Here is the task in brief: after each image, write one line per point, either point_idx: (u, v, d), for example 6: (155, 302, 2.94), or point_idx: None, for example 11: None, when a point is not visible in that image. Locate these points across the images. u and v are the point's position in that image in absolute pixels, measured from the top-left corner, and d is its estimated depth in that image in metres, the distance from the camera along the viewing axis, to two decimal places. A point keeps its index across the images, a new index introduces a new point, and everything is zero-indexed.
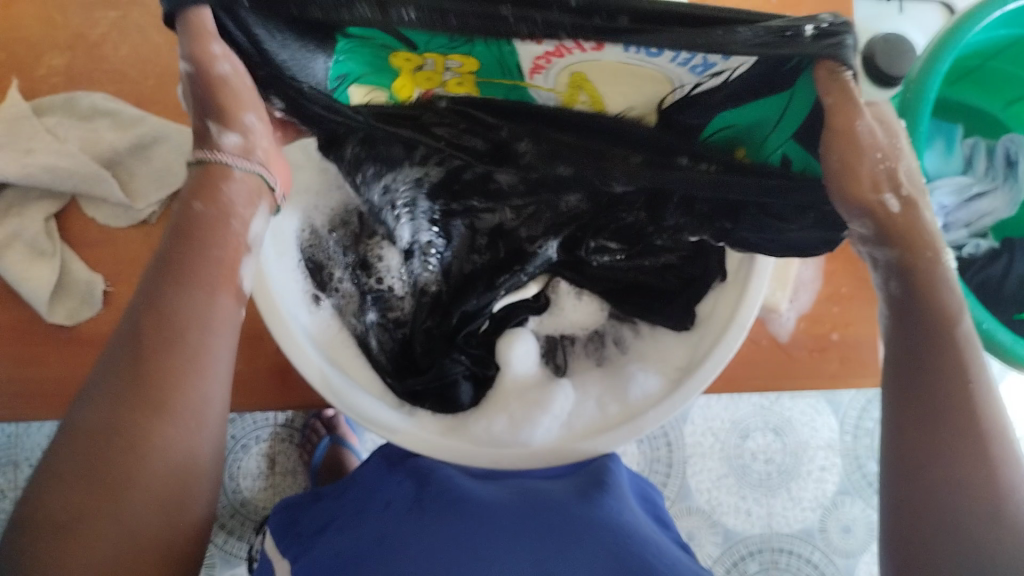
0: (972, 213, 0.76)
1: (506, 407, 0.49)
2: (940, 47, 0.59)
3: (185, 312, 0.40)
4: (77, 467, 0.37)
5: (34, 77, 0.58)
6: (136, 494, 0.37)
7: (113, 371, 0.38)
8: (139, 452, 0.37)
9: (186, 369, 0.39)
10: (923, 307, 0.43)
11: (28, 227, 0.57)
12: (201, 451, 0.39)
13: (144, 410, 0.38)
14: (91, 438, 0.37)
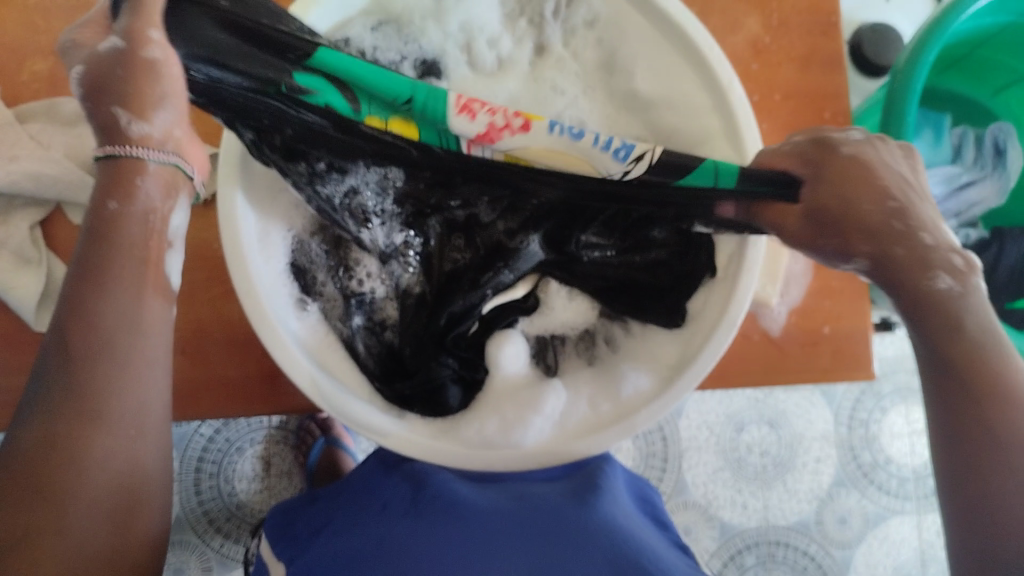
0: (962, 202, 0.76)
1: (497, 408, 0.49)
2: (928, 35, 0.59)
3: (111, 317, 0.40)
4: (19, 487, 0.37)
5: (16, 83, 0.57)
6: (79, 507, 0.37)
7: (43, 384, 0.39)
8: (77, 466, 0.38)
9: (120, 375, 0.40)
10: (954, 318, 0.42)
11: (14, 235, 0.55)
12: (146, 460, 0.40)
13: (83, 418, 0.38)
14: (34, 449, 0.38)
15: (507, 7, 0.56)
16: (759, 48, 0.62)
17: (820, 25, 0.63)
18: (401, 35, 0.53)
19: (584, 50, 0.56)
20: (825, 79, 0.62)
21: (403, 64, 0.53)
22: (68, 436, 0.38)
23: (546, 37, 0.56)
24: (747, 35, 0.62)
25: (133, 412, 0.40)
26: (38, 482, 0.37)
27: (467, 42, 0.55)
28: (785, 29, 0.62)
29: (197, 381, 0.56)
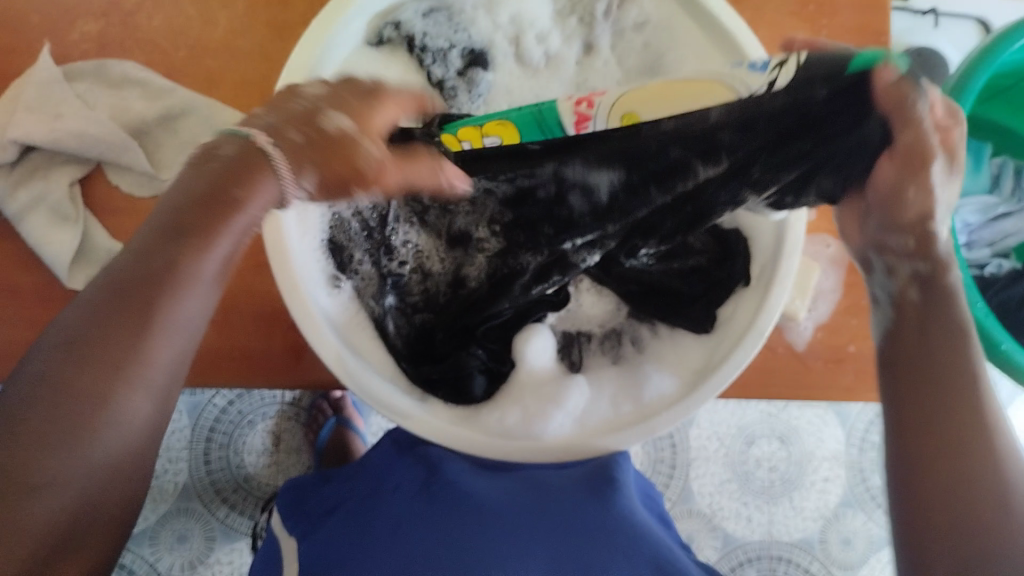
0: (995, 232, 0.76)
1: (518, 400, 0.50)
2: (976, 62, 0.58)
3: (173, 287, 0.38)
4: (46, 430, 0.35)
5: (66, 41, 0.57)
6: (99, 464, 0.36)
7: (95, 331, 0.36)
8: (112, 423, 0.36)
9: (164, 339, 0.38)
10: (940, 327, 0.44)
11: (52, 191, 0.56)
12: (154, 428, 0.39)
13: (115, 370, 0.36)
14: (52, 391, 0.35)
15: (559, 5, 0.56)
16: None
17: (868, 43, 0.62)
18: (451, 22, 0.54)
19: (628, 55, 0.57)
20: None
21: (450, 52, 0.54)
22: (95, 389, 0.36)
23: (595, 36, 0.57)
24: None
25: (161, 374, 0.38)
26: (45, 429, 0.35)
27: (516, 35, 0.55)
28: (832, 45, 0.62)
29: (222, 349, 0.56)
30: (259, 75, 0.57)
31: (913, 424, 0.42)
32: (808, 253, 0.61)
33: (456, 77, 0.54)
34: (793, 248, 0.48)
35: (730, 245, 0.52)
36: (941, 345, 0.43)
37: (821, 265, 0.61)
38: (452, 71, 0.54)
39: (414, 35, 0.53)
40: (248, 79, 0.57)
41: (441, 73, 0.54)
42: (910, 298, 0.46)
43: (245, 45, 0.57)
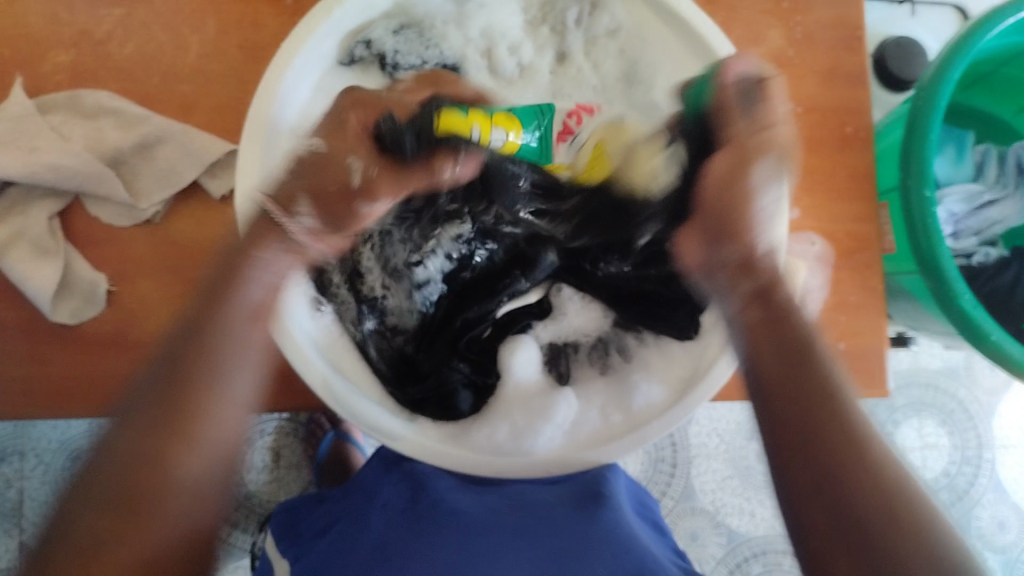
0: (982, 220, 0.74)
1: (507, 415, 0.49)
2: (954, 51, 0.58)
3: (224, 351, 0.41)
4: (110, 495, 0.37)
5: (40, 74, 0.57)
6: (157, 520, 0.38)
7: (148, 400, 0.39)
8: (167, 481, 0.38)
9: (215, 396, 0.40)
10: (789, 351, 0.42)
11: (32, 225, 0.56)
12: (218, 479, 0.41)
13: (174, 431, 0.39)
14: (119, 464, 0.38)
15: (530, 14, 0.57)
16: (783, 60, 0.62)
17: (844, 38, 0.62)
18: (422, 38, 0.54)
19: (604, 61, 0.56)
20: (848, 93, 0.62)
21: (423, 67, 0.54)
22: (162, 452, 0.39)
23: (567, 45, 0.57)
24: (771, 46, 0.62)
25: (223, 430, 0.40)
26: (119, 498, 0.38)
27: (488, 48, 0.56)
28: (808, 43, 0.62)
29: None
30: (234, 98, 0.57)
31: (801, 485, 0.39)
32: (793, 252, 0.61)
33: None
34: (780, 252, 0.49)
35: None
36: (811, 396, 0.41)
37: (808, 264, 0.61)
38: None
39: (385, 53, 0.53)
40: (223, 103, 0.57)
41: None
42: (754, 317, 0.44)
43: (218, 70, 0.57)
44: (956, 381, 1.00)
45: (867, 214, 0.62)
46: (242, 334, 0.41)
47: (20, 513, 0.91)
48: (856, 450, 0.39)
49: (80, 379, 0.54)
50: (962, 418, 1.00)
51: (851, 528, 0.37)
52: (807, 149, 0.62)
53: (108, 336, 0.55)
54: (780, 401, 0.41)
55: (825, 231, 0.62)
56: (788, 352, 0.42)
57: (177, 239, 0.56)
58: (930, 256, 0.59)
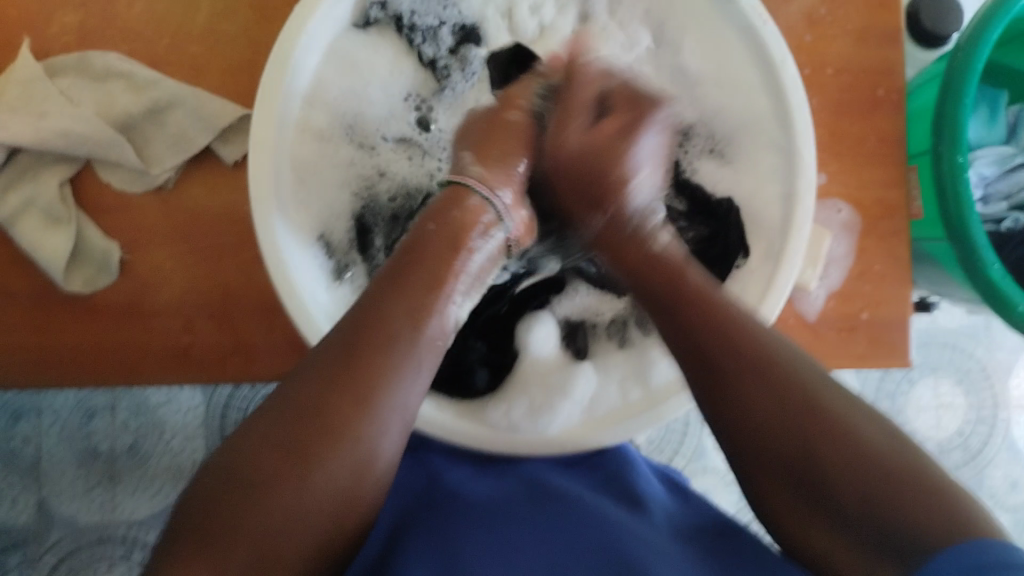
0: (1012, 183, 0.72)
1: (525, 391, 0.51)
2: (992, 10, 0.56)
3: (407, 345, 0.40)
4: (278, 437, 0.36)
5: (45, 35, 0.55)
6: (322, 473, 0.36)
7: (323, 356, 0.39)
8: (336, 436, 0.37)
9: (394, 384, 0.39)
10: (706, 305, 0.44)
11: (42, 193, 0.55)
12: (384, 448, 0.38)
13: (353, 400, 0.38)
14: (291, 410, 0.37)
15: None
16: (815, 19, 0.59)
17: None
18: None
19: (631, 21, 0.57)
20: (880, 53, 0.60)
21: (441, 29, 0.55)
22: (337, 409, 0.37)
23: (591, 5, 0.57)
24: (802, 4, 0.59)
25: (398, 420, 0.39)
26: (289, 443, 0.36)
27: (508, 8, 0.56)
28: (842, 1, 0.59)
29: (224, 347, 0.54)
30: (246, 61, 0.55)
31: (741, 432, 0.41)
32: (818, 220, 0.59)
33: (448, 56, 0.55)
34: (802, 224, 0.51)
35: (723, 218, 0.54)
36: (732, 365, 0.41)
37: (833, 231, 0.60)
38: (444, 49, 0.55)
39: (401, 14, 0.54)
40: (234, 65, 0.55)
41: (432, 52, 0.55)
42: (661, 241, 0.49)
43: (229, 31, 0.55)
44: (974, 341, 0.99)
45: (896, 178, 0.60)
46: (421, 332, 0.41)
47: (38, 471, 0.92)
48: (781, 388, 0.40)
49: (96, 350, 0.54)
50: (979, 377, 0.99)
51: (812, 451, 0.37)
52: (835, 112, 0.60)
53: (122, 306, 0.54)
54: (708, 365, 0.42)
55: (853, 198, 0.60)
56: (707, 331, 0.43)
57: (189, 206, 0.55)
58: (958, 222, 0.57)
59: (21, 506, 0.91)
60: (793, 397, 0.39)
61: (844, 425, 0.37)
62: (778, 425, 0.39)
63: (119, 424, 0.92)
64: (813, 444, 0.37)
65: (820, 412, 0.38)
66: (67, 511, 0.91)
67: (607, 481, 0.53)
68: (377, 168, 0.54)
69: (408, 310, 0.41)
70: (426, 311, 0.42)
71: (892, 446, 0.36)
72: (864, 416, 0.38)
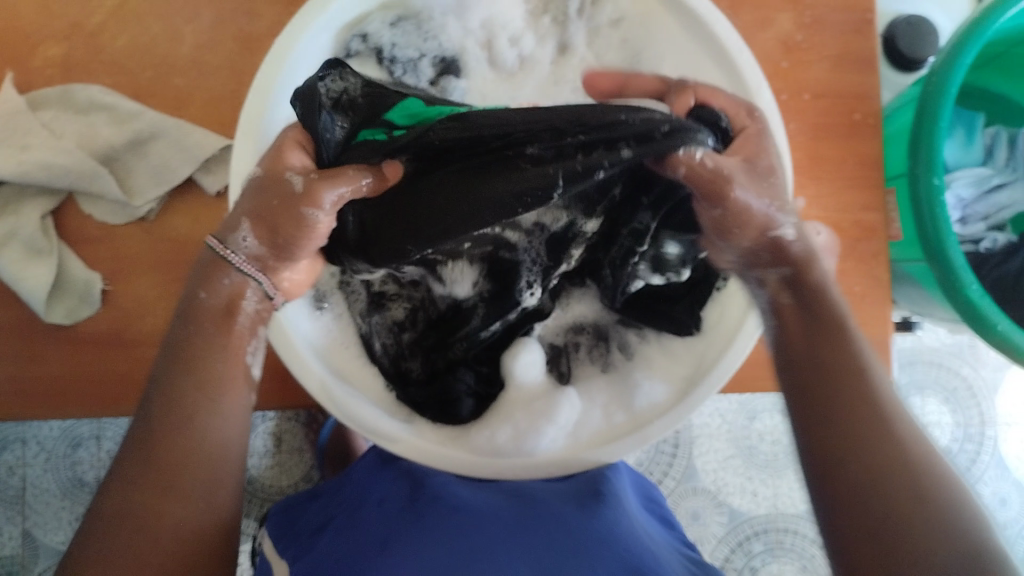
0: (990, 205, 0.73)
1: (509, 416, 0.50)
2: (966, 34, 0.56)
3: (200, 420, 0.42)
4: (95, 532, 0.39)
5: (29, 69, 0.56)
6: (147, 551, 0.39)
7: (130, 452, 0.41)
8: (151, 525, 0.39)
9: (197, 451, 0.42)
10: (822, 329, 0.45)
11: (25, 225, 0.55)
12: (209, 513, 0.41)
13: (159, 488, 0.40)
14: (116, 500, 0.40)
15: (531, 4, 0.57)
16: (791, 45, 0.60)
17: (854, 21, 0.60)
18: (420, 31, 0.55)
19: (607, 51, 0.57)
20: (857, 78, 0.61)
21: (422, 61, 0.55)
22: (150, 502, 0.40)
23: (569, 36, 0.57)
24: (778, 31, 0.60)
25: (205, 489, 0.41)
26: (113, 526, 0.39)
27: (488, 39, 0.56)
28: (817, 26, 0.60)
29: None
30: (229, 91, 0.56)
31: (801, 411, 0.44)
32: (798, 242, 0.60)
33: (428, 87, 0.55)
34: None
35: None
36: (839, 403, 0.42)
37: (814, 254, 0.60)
38: (424, 81, 0.55)
39: (382, 47, 0.54)
40: (217, 96, 0.56)
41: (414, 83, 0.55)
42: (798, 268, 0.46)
43: (211, 63, 0.56)
44: (960, 359, 1.00)
45: (875, 200, 0.61)
46: (217, 398, 0.43)
47: (23, 501, 0.91)
48: (879, 447, 0.40)
49: (79, 380, 0.54)
50: (966, 396, 1.00)
51: (882, 510, 0.39)
52: (813, 136, 0.60)
53: (104, 336, 0.54)
54: (829, 406, 0.43)
55: (832, 221, 0.60)
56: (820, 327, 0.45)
57: (171, 235, 0.55)
58: (937, 246, 0.57)
59: (6, 538, 0.91)
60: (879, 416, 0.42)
61: (914, 463, 0.39)
62: (858, 467, 0.40)
63: (104, 454, 0.91)
64: (879, 505, 0.39)
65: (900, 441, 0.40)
66: (53, 541, 0.91)
67: (588, 486, 0.53)
68: None
69: (196, 384, 0.43)
70: (224, 385, 0.44)
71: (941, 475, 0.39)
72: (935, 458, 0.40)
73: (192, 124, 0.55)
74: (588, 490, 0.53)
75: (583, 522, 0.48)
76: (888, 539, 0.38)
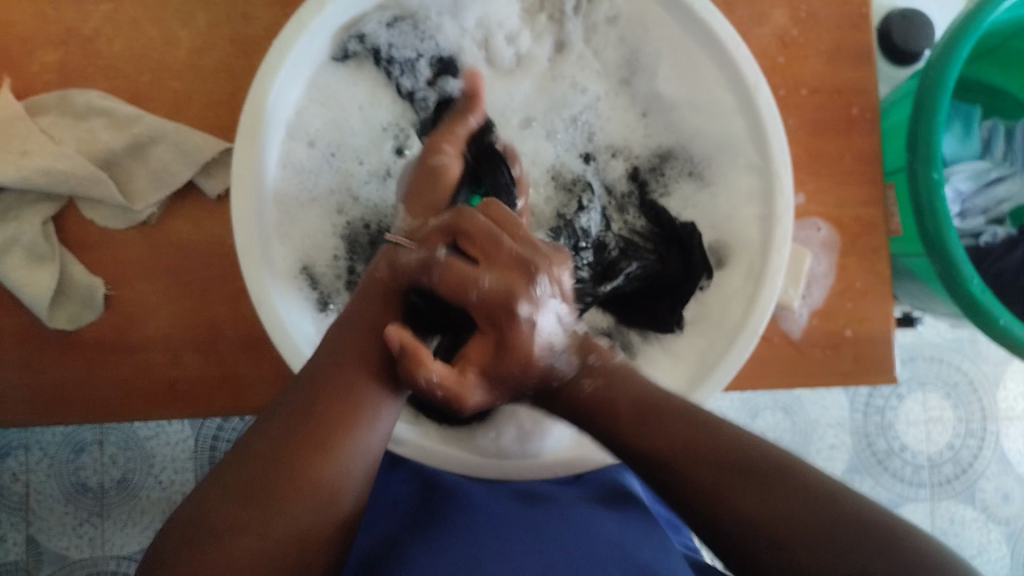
0: (990, 198, 0.73)
1: (513, 417, 0.51)
2: (961, 28, 0.56)
3: (366, 397, 0.41)
4: (239, 491, 0.37)
5: (28, 75, 0.56)
6: (291, 509, 0.37)
7: (287, 407, 0.41)
8: (301, 481, 0.38)
9: (352, 433, 0.40)
10: (621, 385, 0.43)
11: (26, 232, 0.55)
12: (347, 490, 0.39)
13: (312, 454, 0.39)
14: (265, 456, 0.39)
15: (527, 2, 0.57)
16: (787, 41, 0.60)
17: (850, 16, 0.61)
18: (417, 31, 0.55)
19: (606, 48, 0.57)
20: (853, 73, 0.61)
21: (419, 61, 0.55)
22: (303, 462, 0.38)
23: (565, 33, 0.57)
24: (774, 27, 0.60)
25: (358, 466, 0.40)
26: (262, 489, 0.38)
27: (485, 38, 0.56)
28: (812, 22, 0.60)
29: (214, 378, 0.54)
30: (228, 95, 0.56)
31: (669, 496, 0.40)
32: (798, 239, 0.60)
33: (425, 87, 0.56)
34: (782, 245, 0.52)
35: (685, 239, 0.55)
36: (670, 428, 0.41)
37: (814, 250, 0.60)
38: (421, 81, 0.56)
39: (379, 47, 0.54)
40: (215, 100, 0.56)
41: (410, 84, 0.56)
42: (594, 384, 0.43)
43: (210, 66, 0.56)
44: (960, 354, 1.00)
45: (874, 195, 0.61)
46: (381, 385, 0.42)
47: (27, 508, 0.91)
48: (747, 462, 0.38)
49: (84, 384, 0.54)
50: (967, 390, 1.00)
51: (774, 516, 0.36)
52: (811, 132, 0.60)
53: (107, 341, 0.54)
54: (658, 441, 0.40)
55: (832, 217, 0.60)
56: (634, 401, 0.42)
57: (172, 239, 0.55)
58: (938, 239, 0.58)
59: (10, 544, 0.91)
60: (728, 441, 0.40)
61: (768, 464, 0.38)
62: (724, 487, 0.38)
63: (106, 459, 0.91)
64: (768, 517, 0.36)
65: (773, 478, 0.37)
66: (57, 546, 0.91)
67: (598, 489, 0.54)
68: (351, 194, 0.55)
69: (361, 357, 0.42)
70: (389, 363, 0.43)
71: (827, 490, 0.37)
72: (809, 477, 0.38)
73: (191, 128, 0.55)
74: (599, 494, 0.53)
75: (593, 518, 0.49)
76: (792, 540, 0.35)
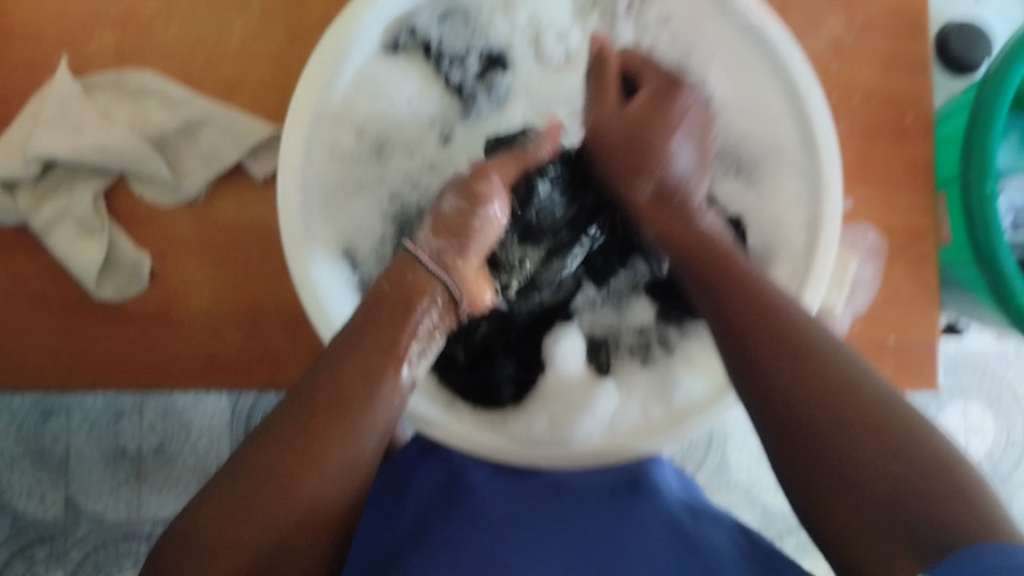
0: None
1: (547, 406, 0.52)
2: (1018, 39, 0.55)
3: (361, 410, 0.42)
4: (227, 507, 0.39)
5: (83, 51, 0.57)
6: (272, 526, 0.39)
7: (286, 415, 0.41)
8: (284, 500, 0.39)
9: (344, 450, 0.41)
10: (715, 260, 0.47)
11: (76, 206, 0.56)
12: (333, 505, 0.41)
13: (304, 464, 0.40)
14: (256, 470, 0.40)
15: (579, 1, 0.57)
16: (842, 43, 0.59)
17: (907, 20, 0.59)
18: (468, 26, 0.56)
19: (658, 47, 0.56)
20: (909, 78, 0.59)
21: (468, 56, 0.56)
22: (292, 478, 0.40)
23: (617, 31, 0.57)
24: (830, 29, 0.59)
25: (348, 477, 0.41)
26: (246, 507, 0.39)
27: (535, 34, 0.57)
28: (870, 25, 0.59)
29: (251, 354, 0.54)
30: (277, 78, 0.56)
31: (757, 397, 0.43)
32: (844, 245, 0.59)
33: (474, 82, 0.56)
34: (827, 250, 0.51)
35: None
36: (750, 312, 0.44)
37: (860, 257, 0.59)
38: (470, 75, 0.56)
39: (430, 42, 0.55)
40: (264, 83, 0.56)
41: (459, 77, 0.56)
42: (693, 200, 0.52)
43: (262, 47, 0.56)
44: (1004, 365, 0.98)
45: (924, 204, 0.60)
46: (378, 401, 0.42)
47: (67, 467, 0.94)
48: (819, 367, 0.41)
49: (129, 355, 0.55)
50: (1011, 402, 0.98)
51: (837, 417, 0.39)
52: (864, 137, 0.59)
53: (151, 314, 0.55)
54: (743, 330, 0.44)
55: (880, 223, 0.59)
56: (764, 307, 0.44)
57: (219, 218, 0.56)
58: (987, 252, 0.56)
59: (49, 503, 0.93)
60: (802, 343, 0.42)
61: (840, 366, 0.41)
62: (793, 385, 0.41)
63: (146, 425, 0.94)
64: (826, 420, 0.39)
65: (861, 405, 0.39)
66: (95, 507, 0.93)
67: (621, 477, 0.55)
68: (409, 181, 0.56)
69: (364, 364, 0.43)
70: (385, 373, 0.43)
71: (910, 425, 0.38)
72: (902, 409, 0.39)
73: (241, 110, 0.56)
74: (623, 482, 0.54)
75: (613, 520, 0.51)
76: (845, 441, 0.39)
